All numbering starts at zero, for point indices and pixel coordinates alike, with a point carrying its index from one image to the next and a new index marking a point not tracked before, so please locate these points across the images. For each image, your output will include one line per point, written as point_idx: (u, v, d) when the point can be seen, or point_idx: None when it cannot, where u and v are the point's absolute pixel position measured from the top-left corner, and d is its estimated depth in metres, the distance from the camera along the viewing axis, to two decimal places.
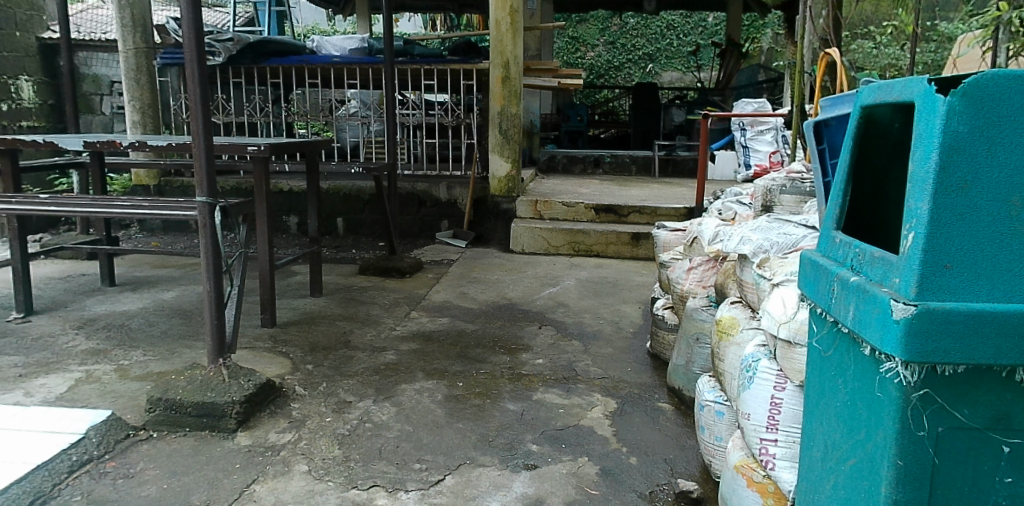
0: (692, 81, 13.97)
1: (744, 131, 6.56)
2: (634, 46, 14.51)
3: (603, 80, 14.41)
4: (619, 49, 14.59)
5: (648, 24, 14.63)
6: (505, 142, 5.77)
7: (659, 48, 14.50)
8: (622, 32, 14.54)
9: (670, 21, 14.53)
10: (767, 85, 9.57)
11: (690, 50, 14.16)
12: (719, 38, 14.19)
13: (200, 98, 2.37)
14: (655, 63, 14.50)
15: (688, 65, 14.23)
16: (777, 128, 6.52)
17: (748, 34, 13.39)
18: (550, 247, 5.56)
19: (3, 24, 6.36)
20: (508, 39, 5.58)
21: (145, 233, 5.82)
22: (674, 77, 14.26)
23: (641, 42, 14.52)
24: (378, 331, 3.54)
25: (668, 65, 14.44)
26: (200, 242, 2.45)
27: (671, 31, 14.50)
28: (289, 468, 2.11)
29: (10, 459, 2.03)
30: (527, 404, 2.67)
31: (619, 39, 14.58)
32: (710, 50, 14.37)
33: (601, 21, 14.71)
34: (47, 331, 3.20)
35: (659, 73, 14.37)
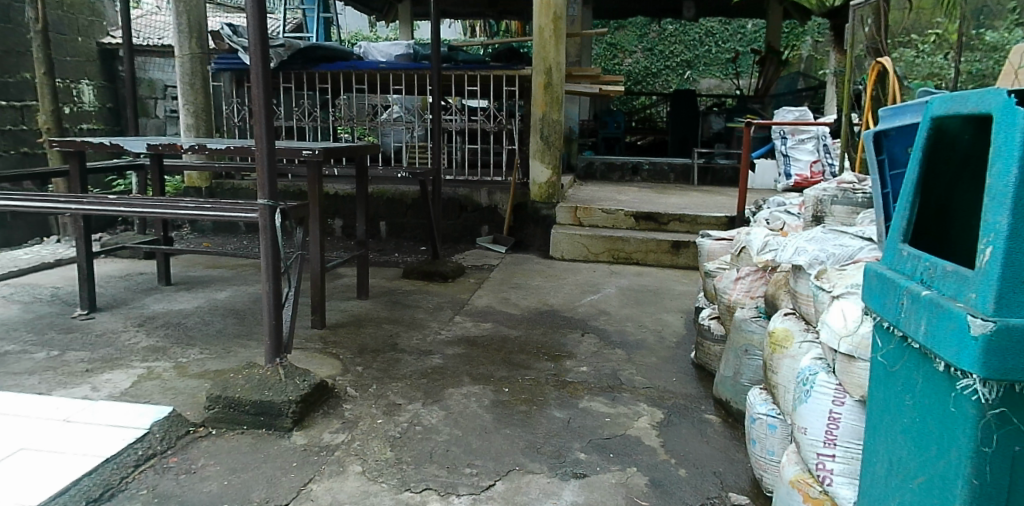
0: (730, 89, 13.75)
1: (784, 139, 6.43)
2: (672, 53, 14.35)
3: (640, 86, 14.33)
4: (657, 56, 14.44)
5: (687, 30, 14.46)
6: (546, 148, 5.77)
7: (697, 55, 14.29)
8: (660, 39, 14.43)
9: (708, 28, 14.35)
10: (806, 93, 9.39)
11: (729, 57, 13.93)
12: (759, 45, 13.95)
13: (263, 103, 2.42)
14: (693, 69, 14.31)
15: (726, 72, 13.99)
16: (818, 137, 6.39)
17: (789, 41, 13.12)
18: (589, 254, 5.55)
19: (66, 30, 6.63)
20: (551, 45, 5.60)
21: (197, 234, 5.98)
22: (712, 84, 14.09)
23: (679, 49, 14.34)
24: (424, 334, 3.57)
25: (706, 72, 14.22)
26: (260, 243, 2.50)
27: (709, 38, 14.29)
28: (344, 468, 2.14)
29: (80, 452, 2.09)
30: (574, 412, 2.67)
31: (657, 45, 14.45)
32: (749, 57, 14.12)
33: (639, 28, 14.61)
34: (110, 328, 3.30)
35: (696, 80, 14.18)
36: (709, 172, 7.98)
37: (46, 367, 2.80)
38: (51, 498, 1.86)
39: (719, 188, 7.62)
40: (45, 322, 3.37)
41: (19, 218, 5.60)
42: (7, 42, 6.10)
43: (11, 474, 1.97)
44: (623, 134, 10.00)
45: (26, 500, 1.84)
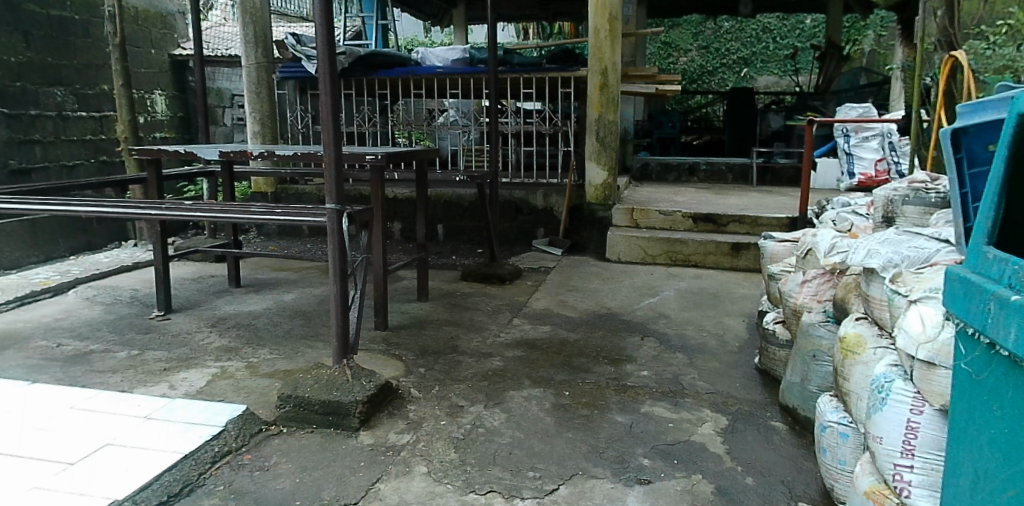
0: (789, 86, 13.33)
1: (847, 137, 6.24)
2: (728, 50, 14.04)
3: (695, 85, 14.08)
4: (713, 54, 14.14)
5: (743, 27, 14.13)
6: (602, 149, 5.72)
7: (754, 52, 13.93)
8: (715, 36, 14.13)
9: (765, 24, 13.99)
10: (870, 89, 9.05)
11: (787, 53, 13.55)
12: (819, 40, 13.48)
13: (331, 111, 2.48)
14: (750, 67, 13.96)
15: (785, 69, 13.58)
16: (882, 134, 6.14)
17: (850, 36, 12.67)
18: (647, 256, 5.48)
19: (141, 43, 6.94)
20: (606, 46, 5.56)
21: (263, 238, 6.18)
22: (771, 81, 13.68)
23: (735, 46, 14.03)
24: (483, 336, 3.59)
25: (763, 69, 13.84)
26: (328, 247, 2.56)
27: (766, 34, 13.92)
28: (410, 469, 2.17)
29: (161, 448, 2.19)
30: (636, 417, 2.63)
31: (713, 43, 14.16)
32: (808, 53, 13.66)
33: (694, 25, 14.34)
34: (185, 328, 3.44)
35: (754, 78, 13.83)
36: (768, 172, 7.78)
37: (128, 366, 2.93)
38: (134, 493, 1.95)
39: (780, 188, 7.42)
40: (126, 323, 3.54)
41: (100, 223, 5.90)
42: (87, 57, 6.44)
43: (97, 469, 2.07)
44: (679, 134, 9.86)
45: (112, 494, 1.93)
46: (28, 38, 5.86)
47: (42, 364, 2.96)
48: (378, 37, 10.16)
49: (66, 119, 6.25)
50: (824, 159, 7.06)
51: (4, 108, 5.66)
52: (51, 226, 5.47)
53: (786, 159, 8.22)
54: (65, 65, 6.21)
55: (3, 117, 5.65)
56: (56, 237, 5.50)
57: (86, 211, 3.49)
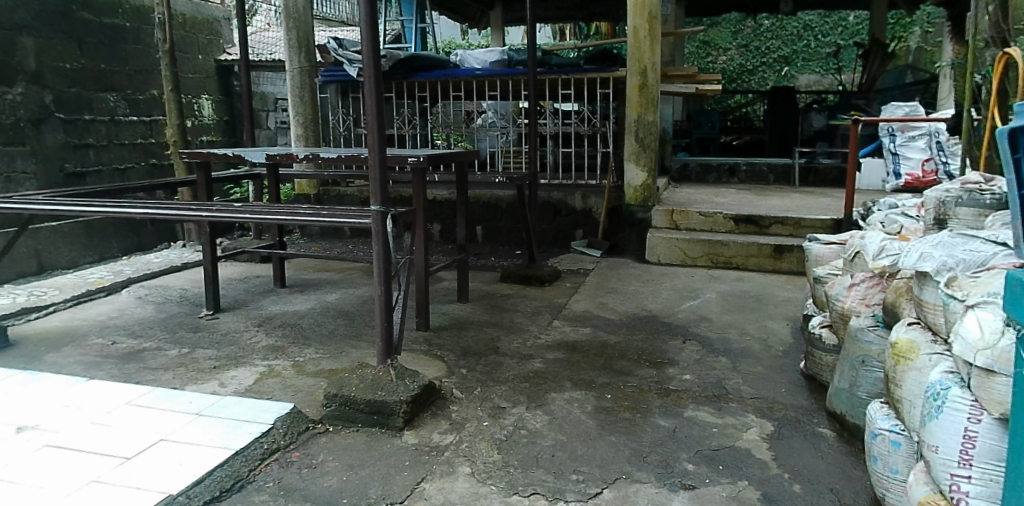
0: (831, 85, 13.02)
1: (892, 137, 6.09)
2: (768, 49, 13.80)
3: (734, 84, 13.87)
4: (753, 52, 13.90)
5: (783, 25, 13.86)
6: (641, 150, 5.68)
7: (795, 50, 13.64)
8: (755, 34, 13.90)
9: (807, 22, 13.68)
10: (916, 88, 8.77)
11: (830, 51, 13.24)
12: (862, 37, 13.13)
13: (375, 113, 2.50)
14: (791, 65, 13.69)
15: (826, 67, 13.27)
16: (930, 134, 5.97)
17: (895, 32, 12.32)
18: (687, 258, 5.42)
19: (189, 49, 7.13)
20: (646, 46, 5.52)
21: (306, 239, 6.29)
22: (812, 80, 13.38)
23: (776, 45, 13.77)
24: (523, 338, 3.59)
25: (805, 67, 13.55)
26: (372, 248, 2.59)
27: (808, 32, 13.62)
28: (454, 469, 2.18)
29: (212, 444, 2.24)
30: (680, 421, 2.60)
31: (753, 42, 13.93)
32: (852, 50, 13.31)
33: (732, 24, 14.13)
34: (233, 327, 3.52)
35: (795, 77, 13.56)
36: (811, 173, 7.59)
37: (179, 363, 3.01)
38: (187, 488, 2.00)
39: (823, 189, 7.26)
40: (176, 322, 3.64)
41: (150, 224, 6.07)
42: (138, 63, 6.63)
43: (152, 463, 2.13)
44: (718, 134, 9.72)
45: (166, 489, 1.99)
46: (82, 45, 6.07)
47: (98, 361, 3.06)
48: (415, 40, 10.25)
49: (119, 123, 6.45)
50: (869, 158, 6.89)
51: (60, 113, 5.88)
52: (105, 227, 5.65)
53: (829, 159, 8.05)
54: (117, 71, 6.41)
55: (59, 121, 5.86)
56: (109, 238, 5.68)
57: (139, 212, 3.60)
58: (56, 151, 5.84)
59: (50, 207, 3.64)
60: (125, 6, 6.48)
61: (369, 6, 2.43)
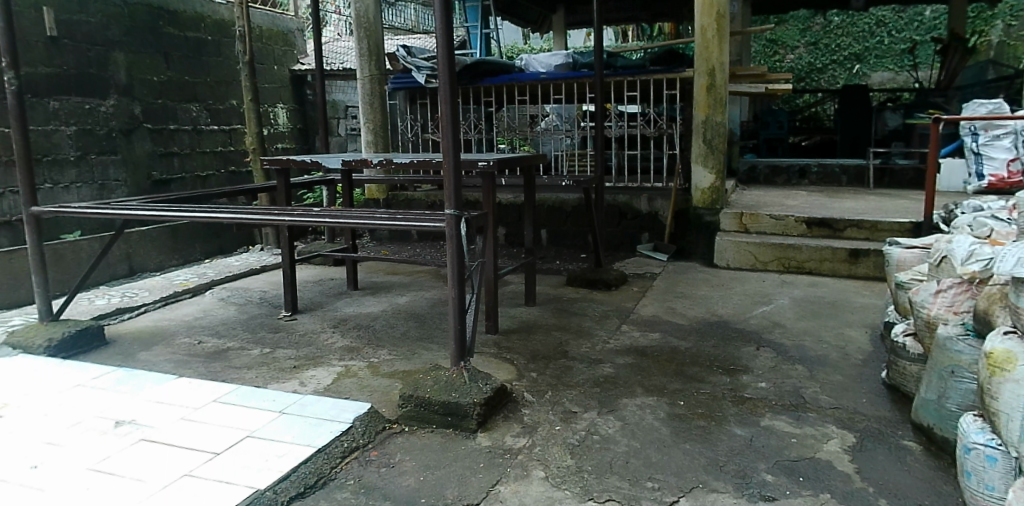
0: (906, 82, 12.43)
1: (975, 136, 5.77)
2: (839, 46, 13.29)
3: (803, 84, 13.41)
4: (823, 50, 13.44)
5: (855, 21, 13.31)
6: (709, 152, 5.55)
7: (868, 46, 13.12)
8: (825, 31, 13.41)
9: (880, 17, 13.12)
10: (1000, 84, 8.09)
11: (904, 48, 12.64)
12: (940, 32, 12.54)
13: (450, 118, 2.54)
14: (863, 63, 13.15)
15: (901, 64, 12.68)
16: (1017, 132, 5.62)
17: (975, 26, 11.66)
18: (758, 262, 5.27)
19: (265, 60, 7.41)
20: (714, 45, 5.41)
21: (376, 242, 6.43)
22: (885, 77, 12.80)
23: (847, 42, 13.26)
24: (592, 342, 3.57)
25: (878, 65, 12.99)
26: (446, 251, 2.62)
27: (881, 28, 13.08)
28: (528, 472, 2.19)
29: (297, 441, 2.32)
30: (756, 430, 2.54)
31: (822, 39, 13.46)
32: (929, 46, 12.70)
33: (800, 22, 13.70)
34: (310, 328, 3.63)
35: (867, 75, 13.03)
36: (886, 173, 7.27)
37: (261, 362, 3.13)
38: (274, 483, 2.08)
39: (899, 191, 6.93)
40: (257, 322, 3.78)
41: (230, 229, 6.33)
42: (219, 74, 6.93)
43: (241, 458, 2.22)
44: (787, 135, 9.47)
45: (254, 484, 2.06)
46: (168, 58, 6.37)
47: (187, 359, 3.21)
48: (479, 45, 10.33)
49: (201, 132, 6.74)
50: (949, 158, 6.55)
51: (148, 123, 6.19)
52: (190, 231, 5.92)
53: (905, 159, 7.67)
54: (199, 83, 6.71)
55: (147, 131, 6.18)
56: (193, 242, 5.95)
57: (222, 216, 3.76)
58: (144, 159, 6.15)
59: (142, 212, 3.84)
60: (207, 20, 6.79)
61: (444, 11, 2.46)
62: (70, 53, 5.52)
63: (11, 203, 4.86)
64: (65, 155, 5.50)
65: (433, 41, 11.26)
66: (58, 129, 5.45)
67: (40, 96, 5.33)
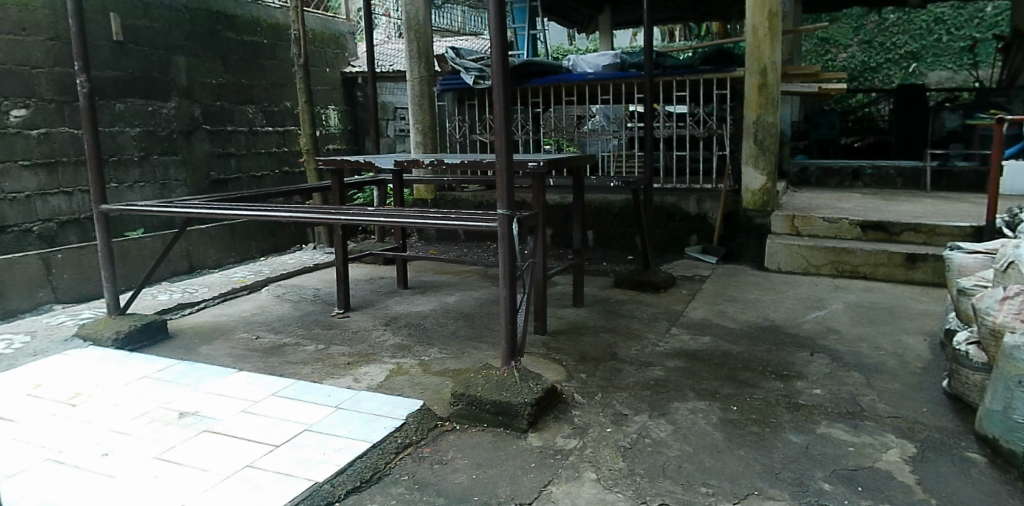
0: (967, 82, 11.99)
1: None
2: (895, 44, 12.82)
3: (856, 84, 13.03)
4: (877, 48, 12.99)
5: (912, 18, 12.79)
6: (760, 152, 5.44)
7: (925, 45, 12.62)
8: (881, 29, 12.96)
9: (938, 14, 12.57)
10: None
11: (964, 46, 12.09)
12: (1001, 30, 12.04)
13: (503, 118, 2.55)
14: (920, 61, 12.68)
15: (961, 62, 12.18)
16: None
17: None
18: (810, 266, 5.15)
19: (318, 62, 7.56)
20: (766, 44, 5.31)
21: (424, 242, 6.49)
22: (944, 76, 12.35)
23: (903, 39, 12.78)
24: (641, 345, 3.53)
25: (936, 63, 12.52)
26: (498, 250, 2.62)
27: (939, 25, 12.51)
28: (579, 474, 2.18)
29: (352, 436, 2.36)
30: (813, 438, 2.48)
31: (877, 37, 13.00)
32: (990, 43, 12.15)
33: (854, 19, 13.24)
34: (362, 326, 3.69)
35: (924, 74, 12.57)
36: (944, 175, 6.97)
37: (316, 358, 3.20)
38: (332, 476, 2.12)
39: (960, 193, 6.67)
40: (311, 319, 3.86)
41: (285, 228, 6.48)
42: (274, 77, 7.11)
43: (298, 451, 2.27)
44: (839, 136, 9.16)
45: (314, 477, 2.11)
46: (226, 61, 6.56)
47: (245, 353, 3.30)
48: (526, 46, 10.34)
49: (257, 133, 6.93)
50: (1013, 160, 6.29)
51: (207, 124, 6.39)
52: (246, 229, 6.08)
53: (965, 162, 7.26)
54: (255, 85, 6.89)
55: (206, 132, 6.37)
56: (250, 240, 6.11)
57: (278, 215, 3.85)
58: (203, 160, 6.35)
59: (202, 210, 3.95)
60: (263, 24, 6.97)
61: (499, 11, 2.48)
62: (135, 57, 5.74)
63: (81, 202, 5.08)
64: (129, 155, 5.72)
65: (480, 43, 11.33)
66: (124, 131, 5.67)
67: (107, 99, 5.56)
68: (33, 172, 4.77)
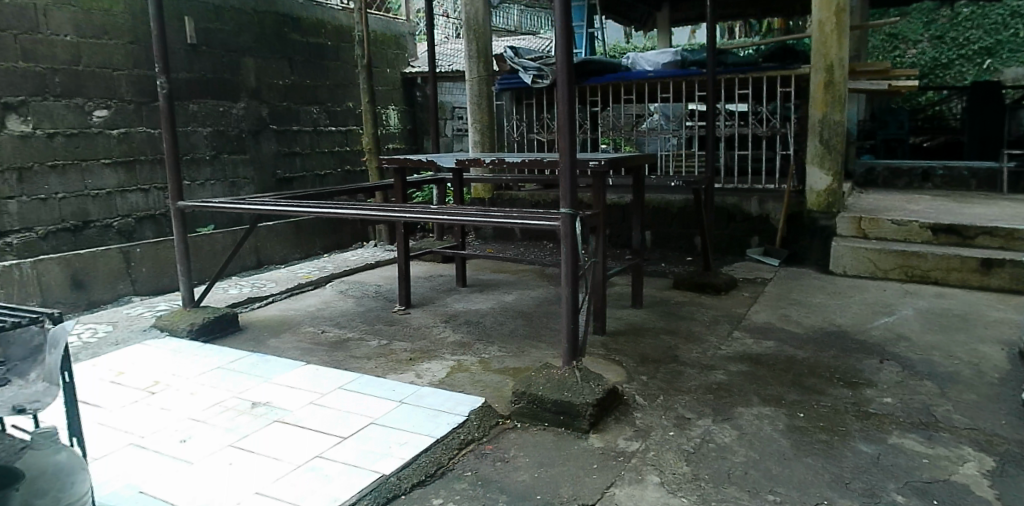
0: None
1: None
2: (967, 40, 11.68)
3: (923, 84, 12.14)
4: (949, 44, 11.88)
5: (987, 10, 11.51)
6: (827, 152, 5.27)
7: (1000, 39, 11.42)
8: (953, 24, 11.78)
9: (1017, 6, 11.24)
10: None
11: None
12: None
13: (567, 117, 2.54)
14: (995, 57, 11.48)
15: None
16: None
17: None
18: (878, 270, 4.96)
19: (380, 63, 7.70)
20: (833, 41, 5.14)
21: (481, 241, 6.53)
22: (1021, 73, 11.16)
23: (976, 35, 11.60)
24: (703, 348, 3.47)
25: (1012, 59, 11.30)
26: (560, 250, 2.61)
27: (1017, 18, 11.24)
28: (642, 477, 2.16)
29: (417, 430, 2.40)
30: (884, 448, 2.39)
31: (949, 32, 11.86)
32: None
33: (924, 13, 12.06)
34: (423, 323, 3.74)
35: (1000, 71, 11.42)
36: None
37: (379, 353, 3.26)
38: (398, 470, 2.16)
39: None
40: (373, 315, 3.93)
41: (347, 225, 6.62)
42: (338, 78, 7.27)
43: (365, 444, 2.32)
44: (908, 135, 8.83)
45: (380, 470, 2.15)
46: (292, 63, 6.75)
47: (312, 347, 3.39)
48: (583, 45, 10.29)
49: (320, 133, 7.10)
50: None
51: (274, 124, 6.58)
52: (311, 227, 6.25)
53: None
54: (319, 86, 7.06)
55: (273, 132, 6.57)
56: (314, 237, 6.26)
57: (343, 212, 3.94)
58: (270, 158, 6.55)
59: (271, 207, 4.07)
60: (327, 26, 7.14)
61: (564, 11, 2.47)
62: (208, 60, 5.96)
63: (157, 198, 5.30)
64: (201, 154, 5.94)
65: (538, 42, 11.33)
66: (197, 131, 5.89)
67: (182, 100, 5.78)
68: (113, 170, 5.00)
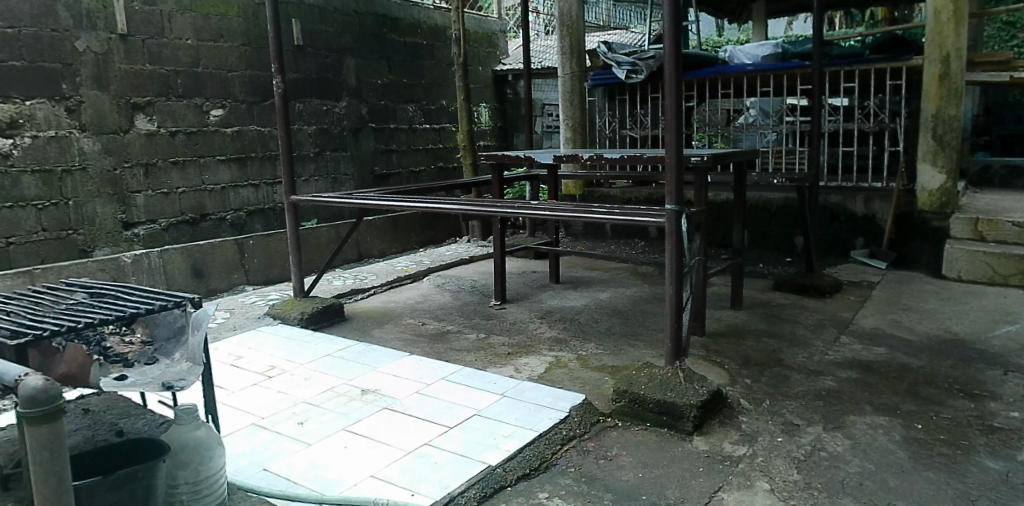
0: None
1: None
2: None
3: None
4: None
5: None
6: (940, 148, 4.94)
7: None
8: None
9: None
10: None
11: None
12: None
13: (675, 112, 2.49)
14: None
15: None
16: None
17: None
18: (998, 276, 4.60)
19: (473, 61, 7.79)
20: (948, 29, 4.82)
21: (572, 238, 6.50)
22: None
23: None
24: (809, 352, 3.33)
25: None
26: (665, 248, 2.57)
27: None
28: (752, 483, 2.09)
29: (520, 424, 2.42)
30: (1014, 465, 2.21)
31: None
32: None
33: None
34: (519, 318, 3.76)
35: None
36: None
37: (478, 347, 3.31)
38: (504, 461, 2.18)
39: None
40: (470, 309, 4.00)
41: (441, 221, 6.76)
42: (432, 77, 7.42)
43: (470, 434, 2.35)
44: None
45: (487, 460, 2.18)
46: (390, 62, 6.94)
47: (413, 338, 3.48)
48: None
49: (416, 131, 7.26)
50: None
51: (372, 122, 6.79)
52: (408, 223, 6.42)
53: None
54: (415, 85, 7.22)
55: (372, 130, 6.79)
56: (410, 232, 6.43)
57: (444, 208, 4.00)
58: (369, 155, 6.77)
59: (373, 202, 4.20)
60: (423, 26, 7.30)
61: (674, 4, 2.41)
62: (312, 60, 6.21)
63: (266, 193, 5.58)
64: (306, 151, 6.19)
65: (629, 38, 11.16)
66: (302, 129, 6.15)
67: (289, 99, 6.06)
68: (227, 166, 5.30)
